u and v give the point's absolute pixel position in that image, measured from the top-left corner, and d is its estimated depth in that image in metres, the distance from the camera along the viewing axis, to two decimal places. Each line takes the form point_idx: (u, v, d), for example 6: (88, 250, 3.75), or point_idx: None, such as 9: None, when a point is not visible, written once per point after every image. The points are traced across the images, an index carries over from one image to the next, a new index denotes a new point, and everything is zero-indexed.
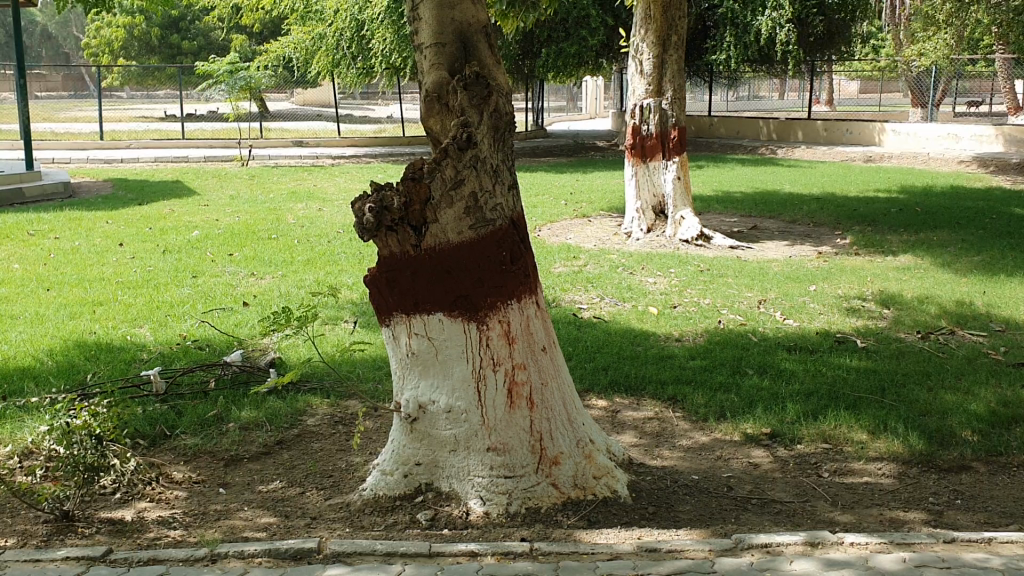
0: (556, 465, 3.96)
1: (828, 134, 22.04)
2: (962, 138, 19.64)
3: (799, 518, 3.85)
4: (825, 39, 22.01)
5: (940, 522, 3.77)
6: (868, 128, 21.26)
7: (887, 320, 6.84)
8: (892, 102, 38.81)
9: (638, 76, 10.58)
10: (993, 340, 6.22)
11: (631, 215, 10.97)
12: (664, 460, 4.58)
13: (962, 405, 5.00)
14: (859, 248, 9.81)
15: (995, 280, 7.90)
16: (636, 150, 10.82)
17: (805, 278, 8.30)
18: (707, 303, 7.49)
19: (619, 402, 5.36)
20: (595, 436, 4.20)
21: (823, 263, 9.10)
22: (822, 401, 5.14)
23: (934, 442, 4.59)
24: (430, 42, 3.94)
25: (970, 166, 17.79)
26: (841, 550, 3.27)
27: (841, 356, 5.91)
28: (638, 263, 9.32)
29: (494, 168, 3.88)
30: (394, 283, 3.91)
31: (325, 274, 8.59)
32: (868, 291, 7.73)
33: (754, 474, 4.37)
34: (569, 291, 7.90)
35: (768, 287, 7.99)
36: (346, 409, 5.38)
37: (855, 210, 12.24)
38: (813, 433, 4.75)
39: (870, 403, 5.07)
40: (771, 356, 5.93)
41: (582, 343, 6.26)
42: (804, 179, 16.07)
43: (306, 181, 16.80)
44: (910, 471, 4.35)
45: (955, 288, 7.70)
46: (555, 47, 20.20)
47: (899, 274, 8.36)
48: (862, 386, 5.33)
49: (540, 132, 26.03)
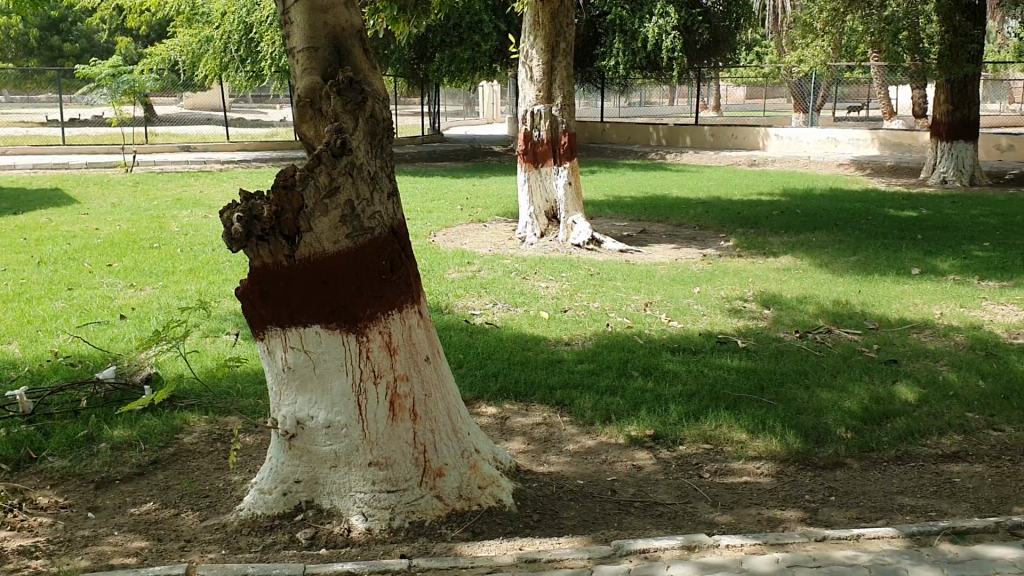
0: (440, 477, 3.90)
1: (715, 138, 22.73)
2: (840, 142, 20.43)
3: (679, 520, 3.88)
4: (710, 47, 22.64)
5: (815, 520, 3.84)
6: (753, 132, 21.99)
7: (767, 320, 7.01)
8: (776, 107, 40.24)
9: (527, 83, 10.60)
10: (866, 338, 6.44)
11: (525, 220, 10.99)
12: (551, 466, 4.56)
13: (837, 402, 5.14)
14: (742, 249, 10.07)
15: (869, 280, 8.18)
16: (528, 156, 10.85)
17: (690, 280, 8.45)
18: (596, 306, 7.54)
19: (508, 409, 5.33)
20: (482, 445, 4.17)
21: (707, 265, 9.29)
22: (704, 401, 5.22)
23: (811, 440, 4.70)
24: (303, 46, 3.83)
25: (848, 169, 18.51)
26: (716, 554, 3.25)
27: (723, 356, 6.03)
28: (531, 268, 9.34)
29: (371, 174, 3.79)
30: (268, 295, 3.77)
31: (210, 285, 8.31)
32: (749, 292, 7.91)
33: (637, 477, 4.39)
34: (462, 298, 7.85)
35: (655, 290, 8.10)
36: (225, 426, 5.20)
37: (740, 213, 12.55)
38: (694, 433, 4.82)
39: (750, 403, 5.17)
40: (657, 358, 6.01)
41: (472, 350, 6.22)
42: (693, 183, 16.44)
43: (194, 188, 16.31)
44: (788, 470, 4.44)
45: (832, 287, 7.96)
46: (449, 52, 20.29)
47: (780, 275, 8.58)
48: (742, 385, 5.45)
49: (436, 137, 25.98)
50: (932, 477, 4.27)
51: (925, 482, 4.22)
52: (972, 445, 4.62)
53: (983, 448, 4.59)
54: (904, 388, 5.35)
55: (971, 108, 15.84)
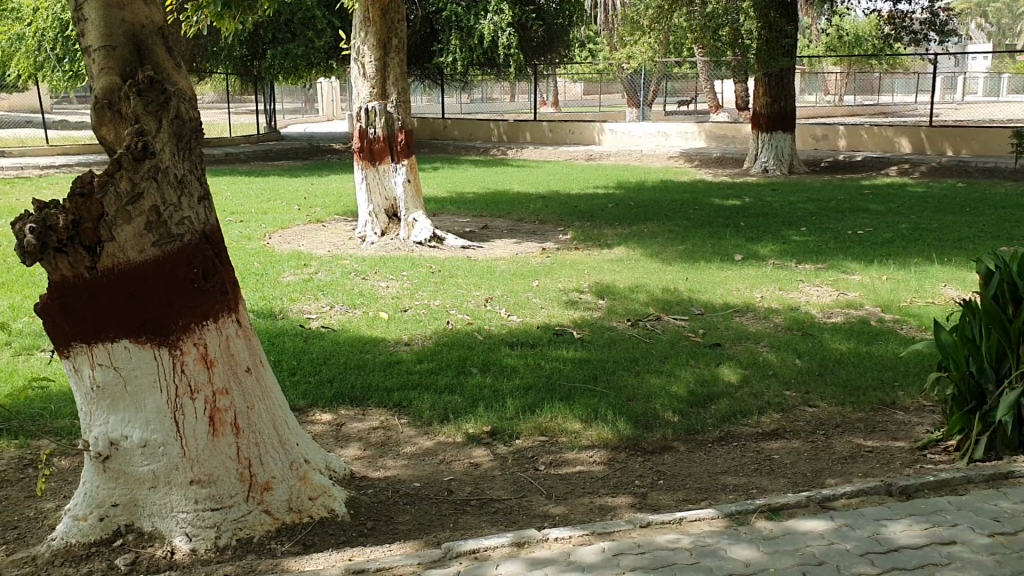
0: (267, 491, 3.77)
1: (553, 134, 22.94)
2: (670, 136, 21.28)
3: (514, 515, 3.89)
4: (545, 43, 23.01)
5: (644, 505, 3.93)
6: (589, 127, 22.52)
7: (602, 310, 7.15)
8: (612, 103, 41.39)
9: (360, 79, 10.43)
10: (694, 323, 6.67)
11: (364, 219, 10.81)
12: (386, 469, 4.48)
13: (666, 387, 5.29)
14: (579, 242, 10.26)
15: (697, 267, 8.49)
16: (364, 153, 10.68)
17: (528, 274, 8.53)
18: (435, 304, 7.50)
19: (344, 414, 5.21)
20: (312, 455, 4.06)
21: (546, 258, 9.42)
22: (539, 394, 5.26)
23: (641, 426, 4.81)
24: (98, 44, 3.61)
25: (678, 161, 19.22)
26: (545, 548, 3.26)
27: (559, 348, 6.10)
28: (371, 267, 9.20)
29: (178, 178, 3.62)
30: (68, 310, 3.52)
31: (24, 298, 7.77)
32: (585, 284, 8.06)
33: (473, 475, 4.37)
34: (298, 301, 7.64)
35: (494, 285, 8.13)
36: (39, 451, 4.86)
37: (578, 207, 12.80)
38: (530, 427, 4.85)
39: (583, 393, 5.25)
40: (494, 353, 6.02)
41: (307, 355, 6.05)
42: (533, 178, 16.66)
43: (8, 195, 15.26)
44: (619, 457, 4.53)
45: (663, 276, 8.21)
46: (282, 49, 19.78)
47: (614, 265, 8.79)
48: (576, 375, 5.53)
49: (273, 135, 25.30)
50: (753, 455, 4.45)
51: (746, 460, 4.39)
52: (789, 422, 4.84)
53: (799, 424, 4.82)
54: (728, 371, 5.56)
55: (787, 100, 16.73)
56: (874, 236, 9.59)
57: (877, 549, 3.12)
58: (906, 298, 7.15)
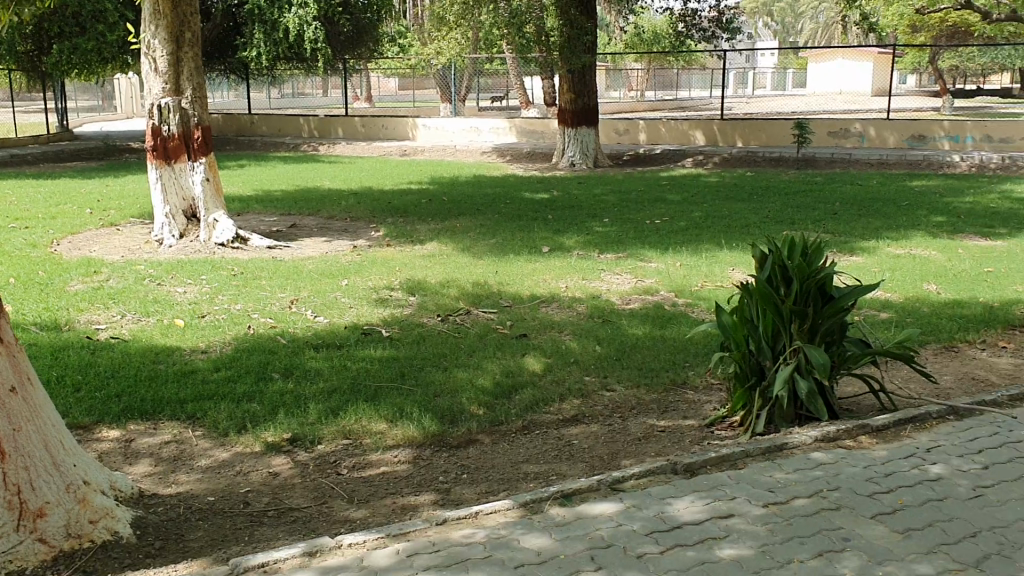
0: (41, 519, 3.41)
1: (366, 129, 22.77)
2: (482, 131, 21.46)
3: (313, 523, 3.77)
4: (354, 39, 22.69)
5: (446, 501, 3.90)
6: (401, 122, 22.40)
7: (410, 307, 7.10)
8: (426, 98, 41.41)
9: (151, 74, 9.89)
10: (501, 315, 6.73)
11: (160, 220, 10.25)
12: (179, 486, 4.24)
13: (471, 381, 5.30)
14: (390, 238, 10.15)
15: (506, 260, 8.59)
16: (158, 152, 10.13)
17: (337, 274, 8.36)
18: (238, 308, 7.21)
19: (134, 430, 4.90)
20: (91, 474, 3.70)
21: (355, 256, 9.26)
22: (343, 396, 5.15)
23: (445, 422, 4.79)
24: None
25: (490, 156, 19.44)
26: (338, 554, 3.17)
27: (365, 348, 6.00)
28: (169, 272, 8.75)
29: None
30: None
31: None
32: (395, 281, 7.98)
33: (272, 485, 4.21)
34: (86, 312, 7.16)
35: (300, 286, 7.92)
36: None
37: (389, 203, 12.69)
38: (332, 431, 4.73)
39: (388, 393, 5.17)
40: (298, 357, 5.85)
41: (94, 369, 5.67)
42: (344, 175, 16.38)
43: None
44: (423, 454, 4.48)
45: (472, 270, 8.25)
46: (69, 43, 18.53)
47: (424, 261, 8.76)
48: (382, 375, 5.45)
49: (64, 134, 23.71)
50: (554, 442, 4.52)
51: (547, 448, 4.45)
52: (589, 408, 4.95)
53: (598, 409, 4.95)
54: (532, 361, 5.64)
55: (590, 95, 17.21)
56: (671, 225, 10.03)
57: (661, 528, 3.24)
58: (698, 282, 7.50)
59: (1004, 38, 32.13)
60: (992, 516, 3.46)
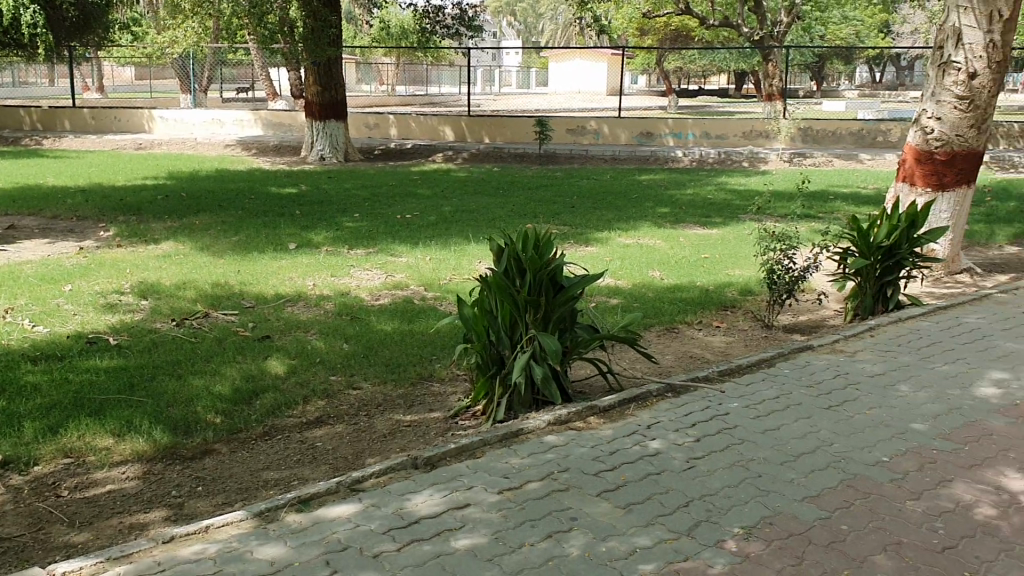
0: None
1: (96, 121, 21.22)
2: (226, 124, 20.81)
3: (26, 552, 3.46)
4: (80, 25, 21.01)
5: (179, 516, 3.71)
6: (137, 114, 21.06)
7: (144, 311, 6.69)
8: (165, 89, 39.19)
9: None
10: (243, 317, 6.50)
11: None
12: None
13: (208, 388, 5.08)
14: (122, 238, 9.51)
15: (248, 259, 8.29)
16: None
17: (60, 278, 7.73)
18: None
19: None
20: None
21: (82, 259, 8.60)
22: (63, 412, 4.76)
23: (180, 432, 4.55)
24: None
25: (235, 150, 18.72)
26: None
27: (91, 358, 5.59)
28: None
29: None
30: None
31: None
32: (126, 284, 7.49)
33: None
34: None
35: (16, 293, 7.24)
36: None
37: (121, 200, 11.89)
38: (51, 450, 4.36)
39: (116, 405, 4.84)
40: (12, 372, 5.35)
41: None
42: (70, 170, 15.16)
43: None
44: (155, 468, 4.23)
45: (212, 270, 7.90)
46: None
47: (159, 262, 8.29)
48: (109, 386, 5.09)
49: None
50: (296, 446, 4.42)
51: (289, 452, 4.34)
52: (333, 408, 4.89)
53: (343, 408, 4.90)
54: (274, 363, 5.48)
55: (337, 90, 16.94)
56: (417, 220, 10.09)
57: (398, 525, 3.28)
58: (444, 276, 7.60)
59: (721, 42, 34.96)
60: (702, 485, 3.80)
